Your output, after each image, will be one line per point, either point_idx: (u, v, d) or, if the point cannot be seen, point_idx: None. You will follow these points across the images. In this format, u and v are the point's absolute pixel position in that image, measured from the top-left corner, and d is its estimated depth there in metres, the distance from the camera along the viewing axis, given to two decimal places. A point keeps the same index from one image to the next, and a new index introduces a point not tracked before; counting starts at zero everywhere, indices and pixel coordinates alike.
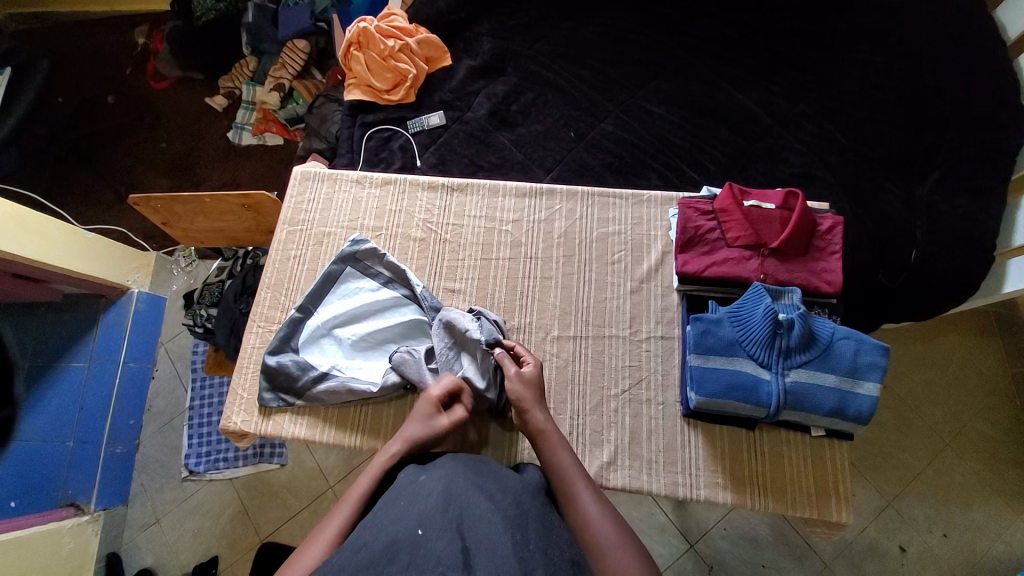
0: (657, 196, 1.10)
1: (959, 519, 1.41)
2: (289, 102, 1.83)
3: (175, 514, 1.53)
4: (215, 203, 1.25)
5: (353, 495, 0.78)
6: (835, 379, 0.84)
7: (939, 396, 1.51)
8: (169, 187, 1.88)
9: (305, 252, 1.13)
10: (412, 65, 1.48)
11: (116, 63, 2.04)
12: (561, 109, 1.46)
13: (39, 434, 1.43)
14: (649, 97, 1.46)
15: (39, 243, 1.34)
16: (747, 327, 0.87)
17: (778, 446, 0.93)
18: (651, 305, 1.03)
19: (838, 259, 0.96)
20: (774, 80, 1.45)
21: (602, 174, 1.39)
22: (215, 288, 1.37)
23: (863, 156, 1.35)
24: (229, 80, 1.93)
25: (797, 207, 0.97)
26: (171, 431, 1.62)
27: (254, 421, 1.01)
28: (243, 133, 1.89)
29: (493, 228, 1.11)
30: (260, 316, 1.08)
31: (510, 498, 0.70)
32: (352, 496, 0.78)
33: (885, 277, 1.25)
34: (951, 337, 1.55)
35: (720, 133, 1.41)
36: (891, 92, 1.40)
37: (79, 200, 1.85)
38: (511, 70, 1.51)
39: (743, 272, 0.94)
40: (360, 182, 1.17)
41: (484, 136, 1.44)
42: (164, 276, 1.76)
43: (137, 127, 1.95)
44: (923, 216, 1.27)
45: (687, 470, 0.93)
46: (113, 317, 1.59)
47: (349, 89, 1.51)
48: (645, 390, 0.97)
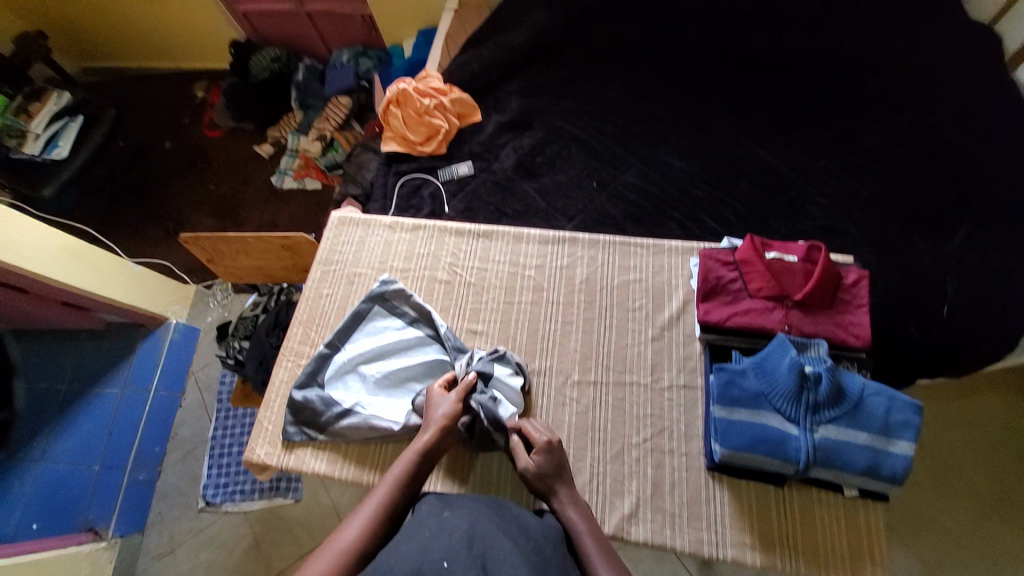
0: (678, 246, 1.13)
1: None
2: (329, 150, 1.97)
3: (187, 548, 1.52)
4: (257, 243, 1.33)
5: (388, 481, 0.81)
6: (867, 437, 0.81)
7: (985, 460, 1.41)
8: (214, 225, 2.01)
9: (337, 290, 1.18)
10: (444, 120, 1.59)
11: (178, 114, 2.25)
12: (584, 161, 1.53)
13: (67, 458, 1.48)
14: (669, 152, 1.52)
15: (90, 274, 1.45)
16: (773, 379, 0.86)
17: (808, 505, 0.88)
18: (673, 353, 1.03)
19: (864, 312, 0.95)
20: (793, 137, 1.49)
21: (624, 224, 1.43)
22: (250, 322, 1.42)
23: (887, 211, 1.35)
24: (276, 130, 2.10)
25: (820, 260, 0.97)
26: (191, 461, 1.64)
27: (276, 454, 1.02)
28: (285, 178, 2.03)
29: (516, 273, 1.15)
30: (290, 351, 1.13)
31: (532, 544, 0.68)
32: (387, 482, 0.81)
33: (918, 331, 1.22)
34: (992, 396, 1.47)
35: (740, 185, 1.44)
36: (912, 149, 1.42)
37: (131, 235, 1.99)
38: (537, 125, 1.61)
39: (767, 323, 0.94)
40: (392, 226, 1.24)
41: (510, 185, 1.52)
42: (201, 308, 1.85)
43: (191, 171, 2.13)
44: (953, 270, 1.25)
45: (712, 527, 0.89)
46: (150, 345, 1.66)
47: (386, 142, 1.62)
48: (667, 440, 0.95)
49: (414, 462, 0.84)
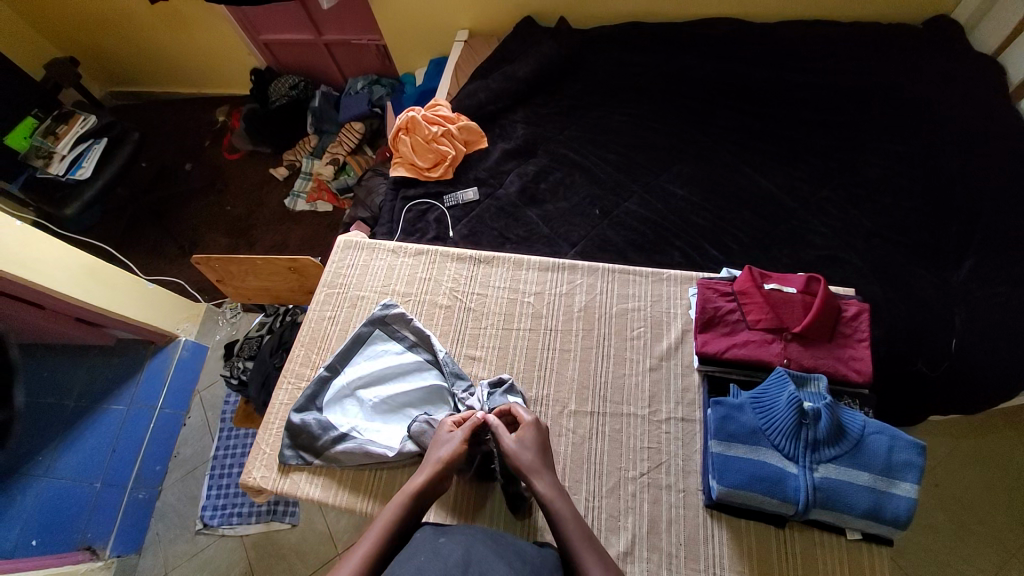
0: (677, 275, 1.13)
1: None
2: (341, 174, 2.03)
3: (182, 570, 1.52)
4: (265, 264, 1.37)
5: (381, 524, 0.78)
6: (869, 477, 0.79)
7: (1002, 502, 1.35)
8: (227, 245, 2.07)
9: (339, 313, 1.20)
10: (451, 147, 1.63)
11: (197, 138, 2.35)
12: (587, 188, 1.55)
13: (71, 474, 1.47)
14: (672, 180, 1.53)
15: (104, 292, 1.50)
16: (771, 415, 0.84)
17: (810, 549, 0.85)
18: (671, 384, 1.02)
19: (866, 346, 0.93)
20: (795, 167, 1.50)
21: (625, 251, 1.43)
22: (254, 343, 1.45)
23: (891, 242, 1.34)
24: (291, 155, 2.17)
25: (819, 292, 0.96)
26: (192, 480, 1.66)
27: (271, 478, 1.03)
28: (298, 201, 2.09)
29: (515, 299, 1.16)
30: (291, 373, 1.14)
31: (528, 566, 0.67)
32: (378, 525, 0.78)
33: (926, 365, 1.19)
34: (1008, 435, 1.42)
35: (742, 214, 1.45)
36: (916, 180, 1.42)
37: (148, 253, 2.06)
38: (541, 153, 1.64)
39: (765, 355, 0.93)
40: (395, 251, 1.27)
41: (514, 211, 1.54)
42: (210, 326, 1.89)
43: (208, 193, 2.20)
44: (961, 302, 1.23)
45: (710, 569, 0.86)
46: (157, 362, 1.70)
47: (394, 167, 1.67)
48: (664, 475, 0.94)
49: (410, 502, 0.81)
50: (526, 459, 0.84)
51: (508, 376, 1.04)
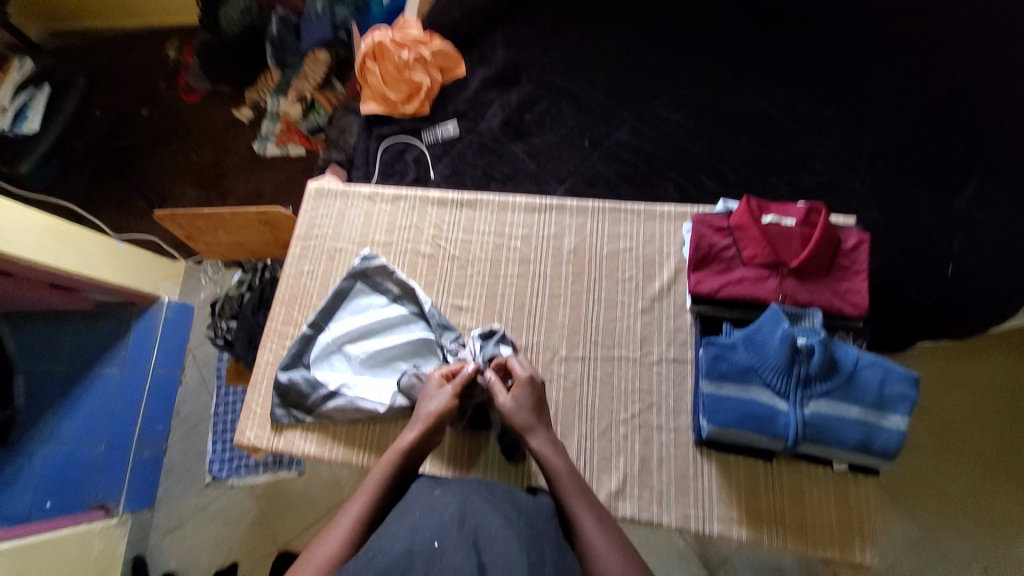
0: (671, 211, 1.07)
1: (998, 551, 1.32)
2: (310, 113, 1.88)
3: (197, 521, 1.59)
4: (235, 218, 1.28)
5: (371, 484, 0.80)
6: (859, 412, 0.79)
7: (978, 417, 1.41)
8: (197, 198, 1.95)
9: (318, 267, 1.14)
10: (425, 75, 1.49)
11: (150, 79, 2.11)
12: (575, 118, 1.43)
13: (72, 439, 1.48)
14: (666, 104, 1.41)
15: (71, 253, 1.40)
16: (764, 354, 0.83)
17: (797, 480, 0.88)
18: (663, 326, 1.00)
19: (864, 280, 0.90)
20: (799, 84, 1.38)
21: (616, 186, 1.35)
22: (235, 302, 1.38)
23: (896, 164, 1.27)
24: (254, 93, 1.99)
25: (819, 223, 0.92)
26: (196, 437, 1.69)
27: (265, 436, 1.03)
28: (267, 144, 1.94)
29: (501, 245, 1.10)
30: (274, 333, 1.10)
31: (523, 519, 0.68)
32: (369, 485, 0.80)
33: (920, 293, 1.18)
34: (992, 355, 1.45)
35: (741, 140, 1.35)
36: (927, 94, 1.31)
37: (114, 209, 1.93)
38: (524, 80, 1.50)
39: (761, 292, 0.90)
40: (371, 198, 1.18)
41: (497, 147, 1.43)
42: (193, 285, 1.83)
43: (168, 140, 2.03)
44: (962, 226, 1.19)
45: (699, 502, 0.89)
46: (145, 325, 1.65)
47: (364, 102, 1.51)
48: (655, 415, 0.94)
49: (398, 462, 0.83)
50: (523, 418, 0.85)
51: (499, 325, 1.00)
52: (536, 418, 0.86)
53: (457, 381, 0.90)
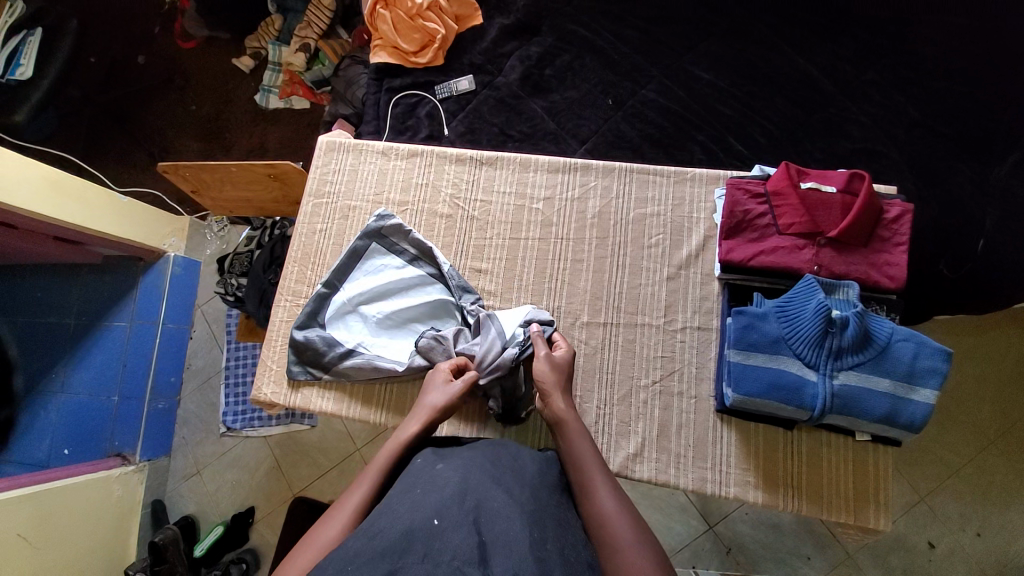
0: (703, 174, 1.02)
1: (994, 519, 1.35)
2: (315, 63, 1.76)
3: (214, 467, 1.62)
4: (242, 172, 1.22)
5: (377, 465, 0.78)
6: (889, 384, 0.78)
7: (989, 392, 1.41)
8: (200, 150, 1.88)
9: (331, 226, 1.10)
10: (440, 24, 1.39)
11: (145, 22, 1.97)
12: (599, 73, 1.35)
13: (88, 389, 1.53)
14: (697, 61, 1.33)
15: (75, 205, 1.35)
16: (796, 324, 0.81)
17: (816, 448, 0.88)
18: (689, 293, 0.97)
19: (904, 252, 0.87)
20: (841, 43, 1.29)
21: (640, 147, 1.29)
22: (245, 258, 1.38)
23: (936, 132, 1.20)
24: (255, 40, 1.86)
25: (861, 191, 0.88)
26: (208, 390, 1.69)
27: (282, 393, 1.02)
28: (270, 96, 1.85)
29: (523, 206, 1.06)
30: (287, 290, 1.08)
31: (528, 492, 0.69)
32: (374, 467, 0.78)
33: (948, 268, 1.14)
34: (1010, 331, 1.43)
35: (774, 102, 1.28)
36: (977, 56, 1.22)
37: (114, 162, 1.86)
38: (546, 30, 1.40)
39: (795, 263, 0.87)
40: (386, 153, 1.13)
41: (516, 103, 1.36)
42: (198, 241, 1.77)
43: (167, 89, 1.93)
44: (998, 200, 1.13)
45: (717, 467, 0.89)
46: (150, 279, 1.62)
47: (375, 52, 1.43)
48: (676, 382, 0.93)
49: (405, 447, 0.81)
50: (548, 377, 0.87)
51: (554, 320, 0.97)
52: (555, 380, 0.87)
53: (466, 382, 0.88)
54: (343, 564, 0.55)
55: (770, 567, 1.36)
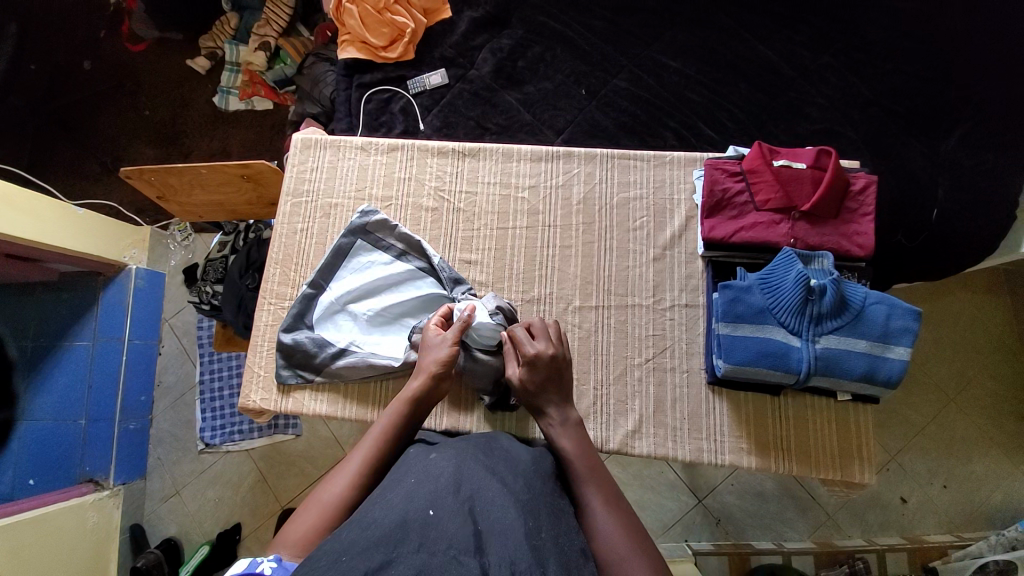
0: (681, 157, 1.06)
1: (956, 471, 1.45)
2: (277, 63, 1.69)
3: (194, 486, 1.55)
4: (212, 173, 1.18)
5: (375, 432, 0.80)
6: (865, 344, 0.83)
7: (945, 353, 1.52)
8: (157, 157, 1.78)
9: (312, 225, 1.08)
10: (409, 18, 1.37)
11: (89, 25, 1.84)
12: (571, 64, 1.37)
13: (51, 414, 1.43)
14: (665, 50, 1.37)
15: (27, 218, 1.24)
16: (777, 294, 0.85)
17: (802, 411, 0.93)
18: (675, 272, 1.01)
19: (870, 221, 0.93)
20: (797, 30, 1.36)
21: (616, 135, 1.32)
22: (220, 264, 1.33)
23: (888, 110, 1.28)
24: (210, 40, 1.77)
25: (829, 166, 0.94)
26: (183, 406, 1.61)
27: (273, 399, 0.99)
28: (230, 98, 1.76)
29: (508, 196, 1.06)
30: (270, 293, 1.05)
31: (521, 482, 0.69)
32: (373, 433, 0.79)
33: (905, 238, 1.21)
34: (960, 294, 1.54)
35: (739, 87, 1.33)
36: (919, 39, 1.31)
37: (65, 173, 1.75)
38: (515, 22, 1.41)
39: (773, 237, 0.92)
40: (365, 148, 1.11)
41: (490, 96, 1.36)
42: (161, 252, 1.68)
43: (117, 94, 1.81)
44: (947, 171, 1.22)
45: (712, 436, 0.93)
46: (114, 294, 1.53)
47: (343, 47, 1.40)
48: (668, 358, 0.97)
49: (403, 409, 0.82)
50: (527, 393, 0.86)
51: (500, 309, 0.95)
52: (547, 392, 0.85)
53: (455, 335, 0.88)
54: (336, 556, 0.53)
55: (757, 534, 1.42)
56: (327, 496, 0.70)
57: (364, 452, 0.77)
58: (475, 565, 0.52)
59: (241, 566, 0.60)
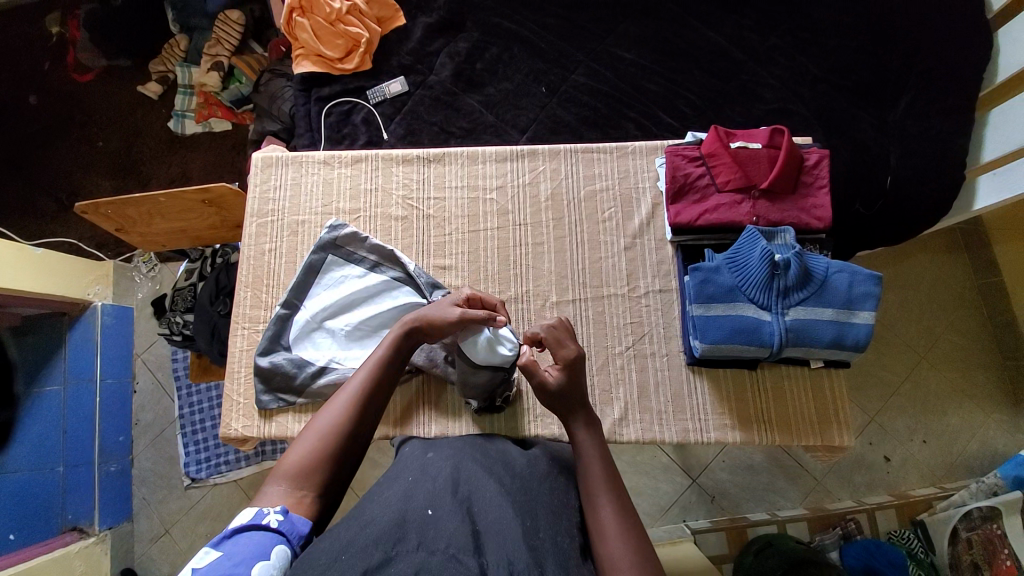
0: (642, 146, 1.08)
1: (932, 425, 1.52)
2: (231, 82, 1.65)
3: (184, 523, 1.50)
4: (172, 201, 1.15)
5: (369, 365, 0.80)
6: (833, 313, 0.86)
7: (912, 314, 1.59)
8: (114, 189, 1.72)
9: (281, 244, 1.06)
10: (363, 27, 1.36)
11: (30, 58, 1.77)
12: (529, 63, 1.38)
13: (26, 464, 1.35)
14: (620, 42, 1.39)
15: None
16: (746, 271, 0.88)
17: (780, 382, 0.96)
18: (646, 260, 1.02)
19: (826, 193, 0.97)
20: (744, 14, 1.40)
21: (579, 130, 1.34)
22: (188, 293, 1.29)
23: (836, 86, 1.33)
24: (160, 64, 1.72)
25: (783, 144, 0.97)
26: (165, 442, 1.56)
27: (255, 425, 0.97)
28: (185, 122, 1.72)
29: (477, 198, 1.07)
30: (243, 317, 1.03)
31: (517, 482, 0.70)
32: (367, 366, 0.80)
33: (863, 207, 1.26)
34: (921, 256, 1.61)
35: (694, 74, 1.36)
36: (859, 16, 1.37)
37: (18, 214, 1.67)
38: (470, 24, 1.41)
39: (737, 217, 0.94)
40: (329, 162, 1.10)
41: (452, 100, 1.36)
42: (127, 285, 1.63)
43: (67, 128, 1.74)
44: (896, 140, 1.27)
45: (696, 415, 0.95)
46: (80, 334, 1.46)
47: (298, 62, 1.38)
48: (647, 344, 0.98)
49: (398, 343, 0.82)
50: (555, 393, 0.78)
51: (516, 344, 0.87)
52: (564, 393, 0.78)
53: (463, 315, 0.84)
54: (335, 554, 0.52)
55: (752, 506, 1.46)
56: (320, 428, 0.72)
57: (357, 385, 0.77)
58: (474, 565, 0.53)
59: (247, 516, 0.60)
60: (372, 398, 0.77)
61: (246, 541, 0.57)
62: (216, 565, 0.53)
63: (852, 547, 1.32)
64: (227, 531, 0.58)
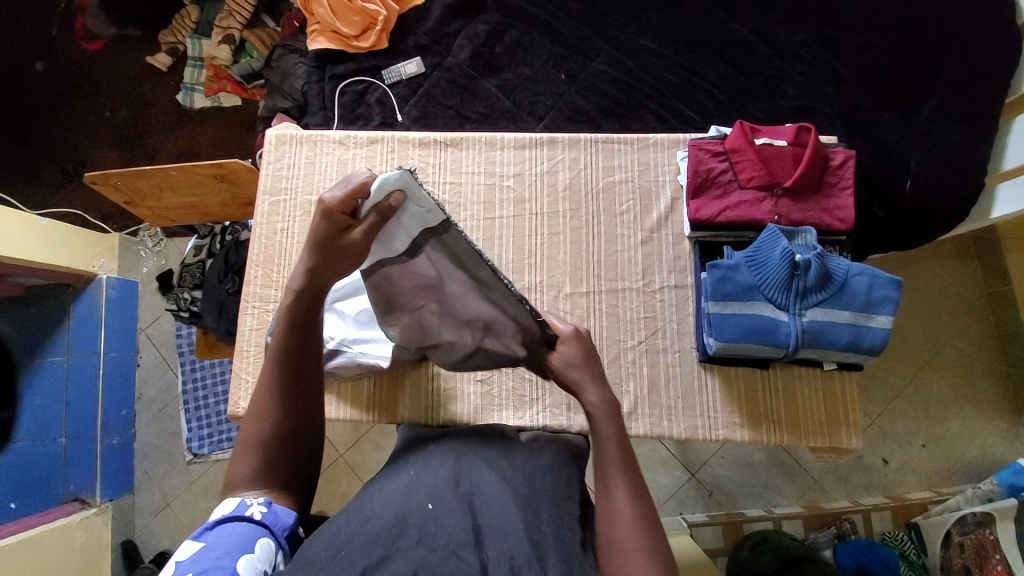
0: (664, 139, 1.06)
1: (934, 429, 1.52)
2: (242, 56, 1.62)
3: (185, 497, 1.51)
4: (183, 175, 1.13)
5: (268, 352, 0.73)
6: (849, 315, 0.86)
7: (920, 319, 1.58)
8: (121, 161, 1.70)
9: (293, 223, 1.05)
10: (381, 5, 1.33)
11: (39, 24, 1.74)
12: (549, 49, 1.35)
13: (28, 435, 1.39)
14: (642, 32, 1.36)
15: None
16: (764, 271, 0.87)
17: (790, 381, 0.96)
18: (663, 254, 1.01)
19: (849, 194, 0.95)
20: (772, 8, 1.36)
21: (596, 119, 1.32)
22: (196, 270, 1.28)
23: (860, 85, 1.30)
24: (170, 34, 1.68)
25: (808, 143, 0.95)
26: (166, 417, 1.56)
27: None
28: (194, 95, 1.69)
29: (493, 185, 1.05)
30: (253, 297, 1.02)
31: (523, 475, 0.69)
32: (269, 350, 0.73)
33: (880, 210, 1.25)
34: (932, 261, 1.60)
35: (717, 67, 1.34)
36: (890, 13, 1.33)
37: (24, 183, 1.66)
38: (490, 5, 1.37)
39: (757, 215, 0.93)
40: (344, 142, 1.08)
41: (468, 83, 1.34)
42: (132, 258, 1.60)
43: (74, 97, 1.71)
44: (917, 145, 1.26)
45: (705, 413, 0.95)
46: (84, 307, 1.46)
47: (313, 38, 1.36)
48: (660, 339, 0.98)
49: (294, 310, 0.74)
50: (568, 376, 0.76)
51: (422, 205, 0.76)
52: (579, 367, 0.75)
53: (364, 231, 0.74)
54: (335, 550, 0.54)
55: (748, 502, 1.47)
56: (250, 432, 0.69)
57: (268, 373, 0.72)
58: (474, 563, 0.54)
59: (230, 509, 0.64)
60: (286, 390, 0.71)
61: (228, 533, 0.61)
62: (200, 555, 0.57)
63: (846, 546, 1.35)
64: (209, 523, 0.62)
